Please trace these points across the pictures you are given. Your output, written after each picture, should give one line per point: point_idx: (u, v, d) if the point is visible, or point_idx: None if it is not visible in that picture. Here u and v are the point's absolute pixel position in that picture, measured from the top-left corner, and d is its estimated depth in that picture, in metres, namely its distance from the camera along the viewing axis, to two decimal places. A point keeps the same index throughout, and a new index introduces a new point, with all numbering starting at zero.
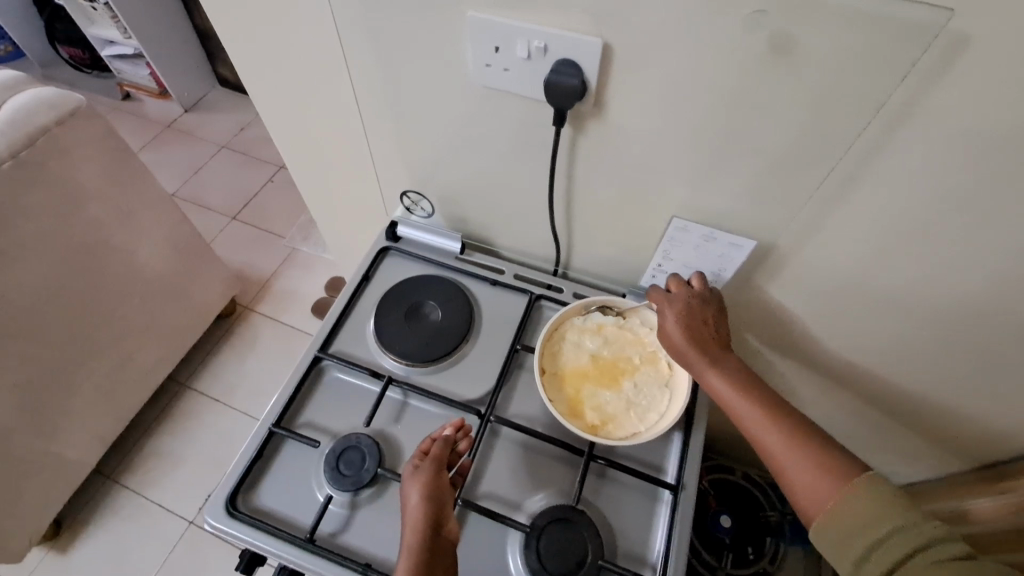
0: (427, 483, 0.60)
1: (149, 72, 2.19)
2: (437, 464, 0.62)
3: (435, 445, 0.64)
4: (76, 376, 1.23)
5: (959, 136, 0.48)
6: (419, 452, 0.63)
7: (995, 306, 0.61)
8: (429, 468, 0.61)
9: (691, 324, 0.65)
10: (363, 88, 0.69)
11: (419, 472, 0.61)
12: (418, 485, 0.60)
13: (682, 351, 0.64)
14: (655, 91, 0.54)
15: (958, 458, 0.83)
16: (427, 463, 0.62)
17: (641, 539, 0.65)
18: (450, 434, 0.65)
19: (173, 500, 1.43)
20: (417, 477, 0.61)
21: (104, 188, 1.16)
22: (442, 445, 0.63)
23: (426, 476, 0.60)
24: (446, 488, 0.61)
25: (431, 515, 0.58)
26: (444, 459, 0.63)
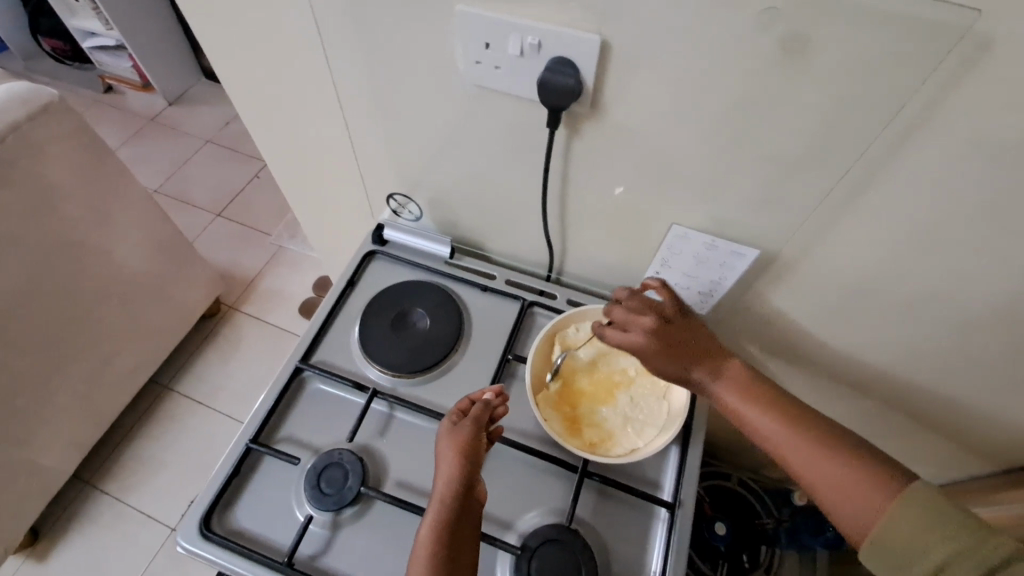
0: (464, 441, 0.58)
1: (132, 64, 2.13)
2: (477, 425, 0.59)
3: (475, 405, 0.61)
4: (51, 381, 1.18)
5: (975, 145, 0.46)
6: (458, 410, 0.61)
7: (1002, 317, 0.59)
8: (468, 428, 0.59)
9: (672, 341, 0.61)
10: (348, 85, 0.65)
11: (458, 429, 0.59)
12: (455, 442, 0.58)
13: (668, 370, 0.60)
14: (655, 92, 0.51)
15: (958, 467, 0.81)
16: (467, 423, 0.59)
17: (637, 559, 0.62)
18: (491, 398, 0.62)
19: (154, 507, 1.39)
20: (454, 434, 0.58)
21: (80, 186, 1.11)
22: (483, 406, 0.61)
23: (466, 436, 0.58)
24: (482, 450, 0.59)
25: (465, 475, 0.56)
26: (484, 420, 0.61)
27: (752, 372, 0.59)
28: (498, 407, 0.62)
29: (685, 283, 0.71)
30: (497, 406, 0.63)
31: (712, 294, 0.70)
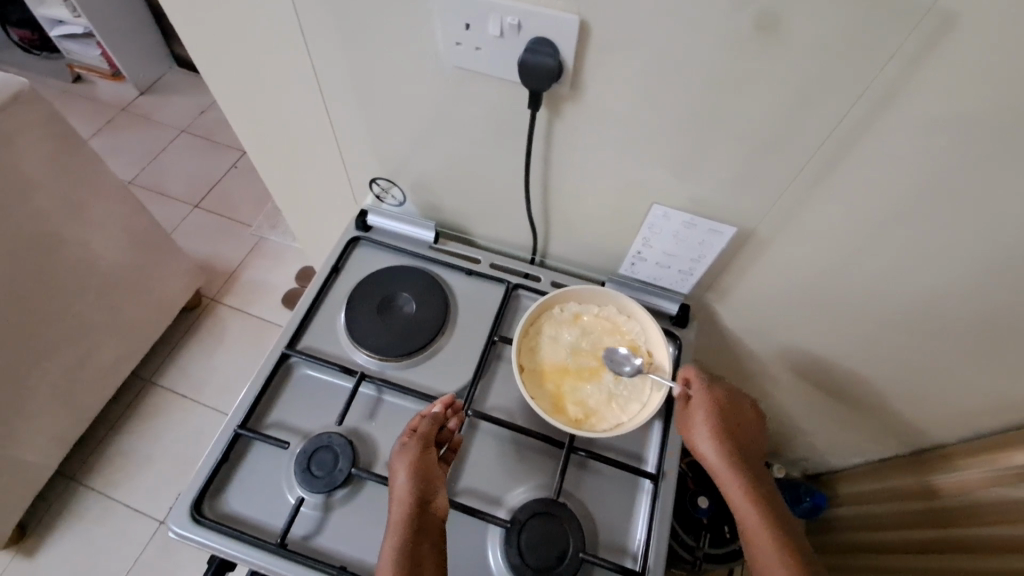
0: (414, 460, 0.60)
1: (101, 52, 2.06)
2: (425, 441, 0.62)
3: (423, 422, 0.63)
4: (29, 376, 1.16)
5: (939, 120, 0.47)
6: (408, 429, 0.63)
7: (963, 285, 0.62)
8: (416, 447, 0.61)
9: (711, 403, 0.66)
10: (330, 69, 0.65)
11: (406, 450, 0.61)
12: (404, 463, 0.60)
13: (700, 426, 0.65)
14: (632, 73, 0.52)
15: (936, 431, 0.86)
16: (414, 441, 0.61)
17: (623, 529, 0.65)
18: (439, 411, 0.64)
19: (142, 501, 1.38)
20: (405, 455, 0.60)
21: (52, 178, 1.08)
22: (430, 423, 0.63)
23: (415, 454, 0.60)
24: (434, 466, 0.61)
25: (417, 495, 0.58)
26: (432, 437, 0.62)
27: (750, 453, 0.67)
28: (448, 420, 0.65)
29: (665, 262, 0.72)
30: (447, 419, 0.65)
31: (692, 272, 0.72)
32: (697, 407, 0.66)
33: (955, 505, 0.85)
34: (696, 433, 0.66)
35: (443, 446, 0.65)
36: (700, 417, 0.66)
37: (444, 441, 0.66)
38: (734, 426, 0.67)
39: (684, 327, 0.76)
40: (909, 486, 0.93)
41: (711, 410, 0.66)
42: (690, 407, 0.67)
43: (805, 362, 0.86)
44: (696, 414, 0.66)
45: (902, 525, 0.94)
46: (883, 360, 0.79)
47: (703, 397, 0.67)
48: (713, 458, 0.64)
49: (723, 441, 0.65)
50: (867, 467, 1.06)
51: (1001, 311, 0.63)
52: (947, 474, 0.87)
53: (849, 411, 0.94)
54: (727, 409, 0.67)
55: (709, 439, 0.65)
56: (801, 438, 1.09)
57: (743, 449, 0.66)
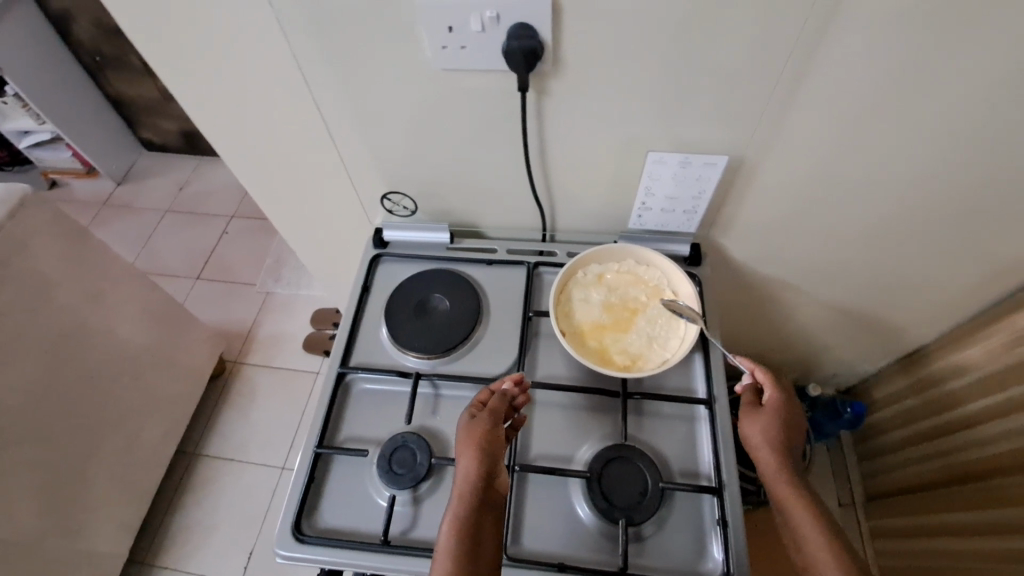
0: (485, 431, 0.62)
1: (72, 153, 2.10)
2: (495, 416, 0.65)
3: (493, 398, 0.67)
4: (86, 470, 1.19)
5: (887, 15, 0.53)
6: (478, 402, 0.66)
7: (939, 165, 0.68)
8: (487, 419, 0.64)
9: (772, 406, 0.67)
10: (326, 101, 0.70)
11: (477, 421, 0.64)
12: (475, 432, 0.62)
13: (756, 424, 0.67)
14: (607, 39, 0.57)
15: (962, 304, 0.91)
16: (485, 414, 0.64)
17: (691, 457, 0.69)
18: (509, 388, 0.68)
19: (216, 567, 1.41)
20: (475, 425, 0.63)
21: (70, 273, 1.12)
22: (500, 399, 0.66)
23: (486, 425, 0.63)
24: (501, 440, 0.63)
25: (486, 465, 0.60)
26: (501, 412, 0.66)
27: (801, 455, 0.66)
28: (516, 396, 0.69)
29: (669, 207, 0.77)
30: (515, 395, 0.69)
31: (696, 210, 0.77)
32: (751, 420, 0.67)
33: (992, 371, 0.90)
34: (756, 451, 0.66)
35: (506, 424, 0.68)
36: (755, 433, 0.66)
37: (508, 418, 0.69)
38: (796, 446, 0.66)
39: (699, 265, 0.81)
40: (942, 368, 0.99)
41: (773, 426, 0.65)
42: (746, 424, 0.67)
43: (815, 275, 0.91)
44: (751, 430, 0.66)
45: (942, 409, 1.00)
46: (886, 254, 0.84)
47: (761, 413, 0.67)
48: (770, 473, 0.64)
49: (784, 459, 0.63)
50: (892, 366, 1.11)
51: (981, 179, 0.69)
52: (974, 348, 0.92)
53: (867, 315, 0.99)
54: (789, 427, 0.66)
55: (767, 454, 0.64)
56: (829, 354, 1.13)
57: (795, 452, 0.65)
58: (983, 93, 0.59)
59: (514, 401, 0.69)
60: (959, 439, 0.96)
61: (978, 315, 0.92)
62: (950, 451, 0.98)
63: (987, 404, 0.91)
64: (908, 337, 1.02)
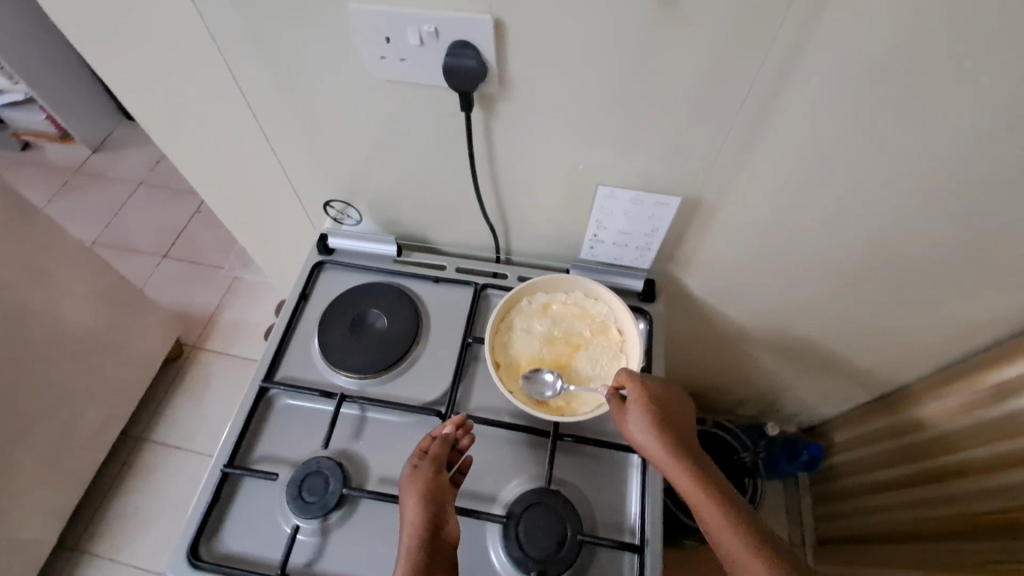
0: (426, 482, 0.59)
1: (45, 117, 2.03)
2: (437, 464, 0.61)
3: (434, 443, 0.62)
4: (15, 452, 1.14)
5: (847, 67, 0.50)
6: (418, 451, 0.62)
7: (901, 223, 0.65)
8: (428, 468, 0.60)
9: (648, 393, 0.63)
10: (261, 100, 0.65)
11: (418, 472, 0.60)
12: (416, 486, 0.59)
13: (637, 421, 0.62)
14: (556, 64, 0.54)
15: (922, 361, 0.89)
16: (426, 463, 0.60)
17: (619, 507, 0.66)
18: (450, 432, 0.63)
19: (149, 559, 1.36)
20: (416, 477, 0.59)
21: (9, 249, 1.07)
22: (442, 444, 0.62)
23: (427, 476, 0.59)
24: (446, 488, 0.60)
25: (430, 518, 0.57)
26: (444, 458, 0.62)
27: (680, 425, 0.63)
28: (460, 439, 0.64)
29: (622, 241, 0.74)
30: (459, 438, 0.64)
31: (649, 247, 0.73)
32: (631, 415, 0.63)
33: (945, 431, 0.87)
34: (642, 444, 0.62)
35: (453, 469, 0.64)
36: (638, 431, 0.62)
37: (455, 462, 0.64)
38: (677, 428, 0.63)
39: (653, 302, 0.78)
40: (899, 421, 0.96)
41: (653, 415, 0.62)
42: (625, 421, 0.63)
43: (776, 319, 0.88)
44: (633, 426, 0.62)
45: (901, 461, 0.96)
46: (848, 305, 0.81)
47: (638, 403, 0.63)
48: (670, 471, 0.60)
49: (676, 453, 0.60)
50: (856, 411, 1.08)
51: (946, 237, 0.65)
52: (931, 403, 0.89)
53: (827, 363, 0.96)
54: (666, 411, 0.63)
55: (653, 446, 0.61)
56: (790, 396, 1.10)
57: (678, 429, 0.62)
58: (950, 150, 0.55)
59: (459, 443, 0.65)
60: (908, 495, 0.94)
61: (936, 372, 0.89)
62: (903, 504, 0.95)
63: (934, 466, 0.89)
64: (867, 387, 1.00)
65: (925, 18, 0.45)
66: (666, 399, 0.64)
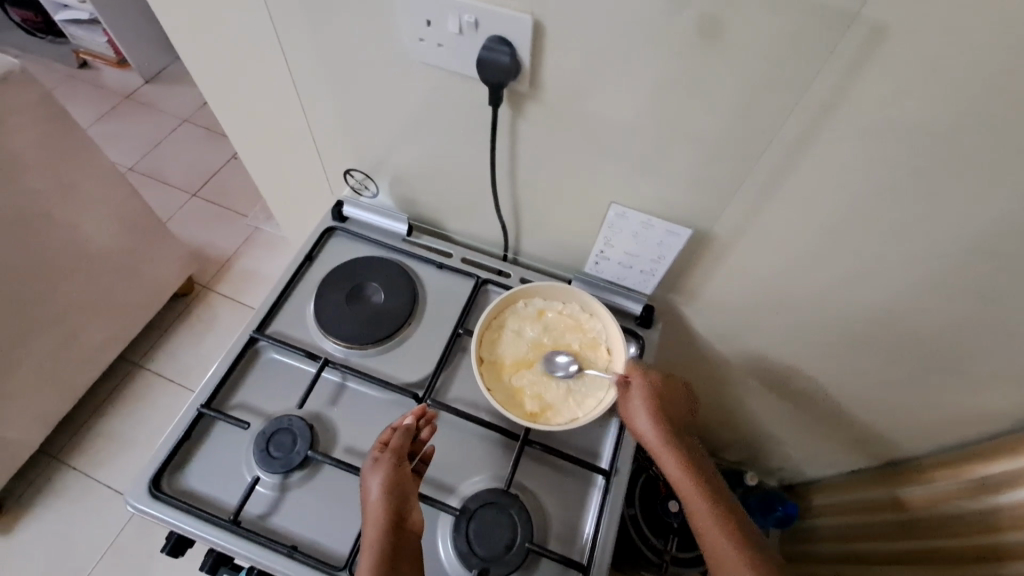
0: (388, 476, 0.59)
1: (106, 40, 2.10)
2: (398, 455, 0.61)
3: (395, 436, 0.62)
4: (15, 354, 1.18)
5: (880, 127, 0.49)
6: (379, 444, 0.62)
7: (914, 296, 0.63)
8: (389, 461, 0.60)
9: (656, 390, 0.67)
10: (299, 59, 0.66)
11: (379, 465, 0.60)
12: (378, 478, 0.59)
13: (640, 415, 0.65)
14: (587, 72, 0.53)
15: (912, 441, 0.86)
16: (387, 456, 0.60)
17: (573, 523, 0.66)
18: (411, 424, 0.63)
19: (122, 481, 1.40)
20: (377, 469, 0.60)
21: (45, 160, 1.10)
22: (402, 436, 0.62)
23: (389, 469, 0.59)
24: (409, 479, 0.60)
25: (394, 509, 0.57)
26: (405, 451, 0.62)
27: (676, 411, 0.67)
28: (421, 431, 0.64)
29: (628, 262, 0.73)
30: (420, 430, 0.64)
31: (654, 272, 0.73)
32: (637, 408, 0.65)
33: (923, 518, 0.84)
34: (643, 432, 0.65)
35: (415, 459, 0.64)
36: (646, 425, 0.64)
37: (417, 452, 0.65)
38: (678, 425, 0.67)
39: (649, 327, 0.77)
40: (880, 497, 0.92)
41: (658, 413, 0.65)
42: (633, 415, 0.65)
43: (771, 369, 0.87)
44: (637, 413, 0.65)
45: (866, 538, 0.94)
46: (846, 368, 0.79)
47: (647, 398, 0.66)
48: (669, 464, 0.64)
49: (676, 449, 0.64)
50: (842, 478, 1.03)
51: (958, 318, 0.63)
52: (919, 487, 0.85)
53: (816, 423, 0.94)
54: (670, 409, 0.67)
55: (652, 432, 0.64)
56: (774, 448, 1.08)
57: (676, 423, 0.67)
58: (975, 231, 0.54)
59: (420, 435, 0.65)
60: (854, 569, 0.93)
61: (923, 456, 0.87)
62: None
63: (899, 548, 0.87)
64: (854, 455, 0.97)
65: (968, 93, 0.44)
66: (671, 397, 0.67)
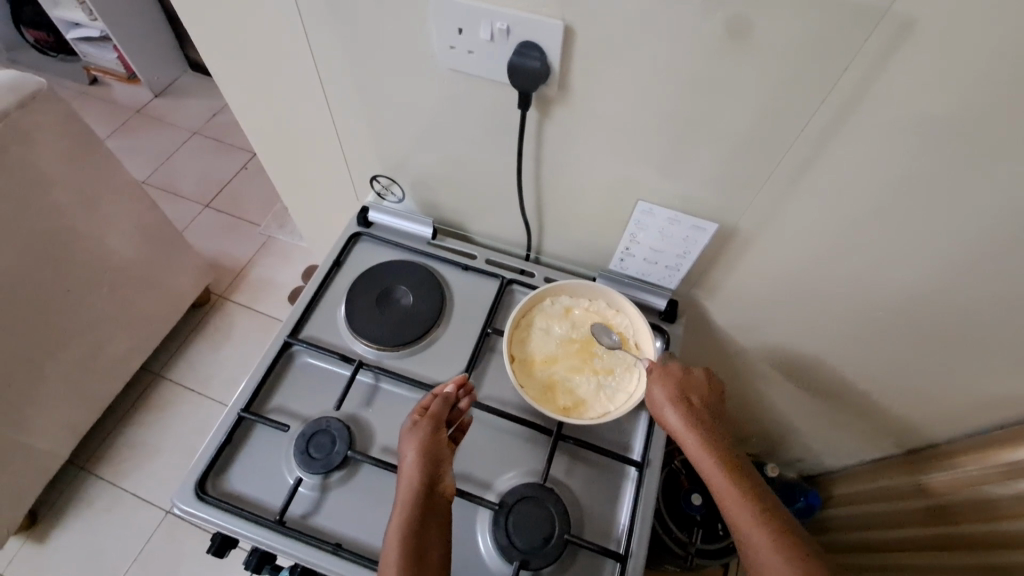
0: (424, 440, 0.61)
1: (117, 56, 2.12)
2: (436, 422, 0.62)
3: (435, 403, 0.64)
4: (43, 366, 1.20)
5: (905, 119, 0.50)
6: (419, 409, 0.64)
7: (936, 285, 0.64)
8: (427, 427, 0.62)
9: (678, 379, 0.67)
10: (329, 69, 0.68)
11: (418, 429, 0.61)
12: (414, 441, 0.60)
13: (664, 402, 0.65)
14: (615, 75, 0.55)
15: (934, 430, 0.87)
16: (425, 422, 0.62)
17: (608, 515, 0.67)
18: (451, 392, 0.65)
19: (148, 490, 1.41)
20: (415, 434, 0.61)
21: (70, 175, 1.12)
22: (442, 404, 0.64)
23: (426, 434, 0.61)
24: (444, 445, 0.62)
25: (427, 472, 0.59)
26: (443, 418, 0.63)
27: (699, 392, 0.67)
28: (459, 400, 0.66)
29: (652, 258, 0.75)
30: (458, 400, 0.66)
31: (678, 268, 0.74)
32: (660, 398, 0.66)
33: (943, 504, 0.85)
34: (660, 411, 0.65)
35: (452, 427, 0.66)
36: (670, 414, 0.64)
37: (454, 422, 0.67)
38: (716, 419, 0.65)
39: (673, 322, 0.78)
40: (902, 485, 0.93)
41: (676, 399, 0.65)
42: (660, 408, 0.65)
43: (792, 361, 0.88)
44: (655, 390, 0.66)
45: (890, 525, 0.94)
46: (866, 358, 0.80)
47: (675, 394, 0.65)
48: (695, 451, 0.61)
49: (706, 440, 0.61)
50: (861, 468, 1.04)
51: (983, 306, 0.64)
52: (942, 472, 0.86)
53: (837, 413, 0.95)
54: (703, 405, 0.65)
55: (670, 412, 0.64)
56: (794, 440, 1.09)
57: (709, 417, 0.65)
58: (998, 220, 0.55)
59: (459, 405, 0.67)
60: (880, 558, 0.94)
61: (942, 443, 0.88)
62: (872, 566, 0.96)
63: (922, 534, 0.87)
64: (876, 446, 0.98)
65: (993, 85, 0.45)
66: (704, 394, 0.67)
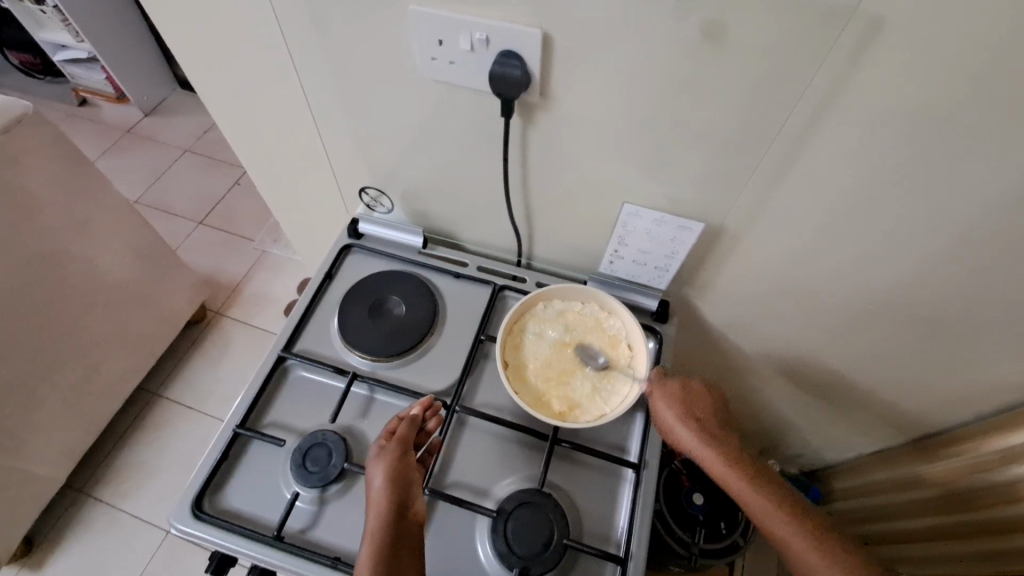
0: (392, 463, 0.60)
1: (106, 76, 2.13)
2: (403, 444, 0.63)
3: (402, 425, 0.64)
4: (38, 390, 1.20)
5: (880, 114, 0.51)
6: (386, 432, 0.64)
7: (923, 277, 0.65)
8: (394, 450, 0.62)
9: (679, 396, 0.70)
10: (314, 83, 0.68)
11: (385, 452, 0.61)
12: (382, 465, 0.60)
13: (675, 422, 0.68)
14: (597, 81, 0.56)
15: (930, 420, 0.87)
16: (393, 444, 0.62)
17: (607, 517, 0.67)
18: (417, 414, 0.66)
19: (147, 511, 1.41)
20: (383, 457, 0.61)
21: (60, 198, 1.12)
22: (409, 425, 0.64)
23: (394, 457, 0.61)
24: (412, 468, 0.62)
25: (396, 496, 0.58)
26: (410, 440, 0.64)
27: (689, 398, 0.70)
28: (428, 421, 0.68)
29: (642, 259, 0.75)
30: (426, 420, 0.68)
31: (668, 268, 0.74)
32: (686, 438, 0.68)
33: (940, 495, 0.84)
34: (671, 431, 0.68)
35: (421, 449, 0.68)
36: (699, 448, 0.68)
37: (422, 443, 0.68)
38: (721, 431, 0.70)
39: (665, 322, 0.78)
40: (903, 476, 0.91)
41: (684, 416, 0.68)
42: (675, 431, 0.68)
43: (786, 356, 0.88)
44: (664, 410, 0.69)
45: (891, 516, 0.94)
46: (859, 351, 0.80)
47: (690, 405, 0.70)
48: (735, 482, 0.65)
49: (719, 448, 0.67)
50: (862, 460, 1.04)
51: (971, 294, 0.65)
52: (938, 463, 0.85)
53: (833, 407, 0.95)
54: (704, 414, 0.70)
55: (683, 432, 0.68)
56: (793, 436, 1.09)
57: (709, 425, 0.69)
58: (979, 210, 0.55)
59: (426, 425, 0.68)
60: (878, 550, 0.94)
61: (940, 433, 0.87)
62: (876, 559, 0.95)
63: (927, 525, 0.86)
64: (874, 439, 0.98)
65: (962, 80, 0.46)
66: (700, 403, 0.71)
